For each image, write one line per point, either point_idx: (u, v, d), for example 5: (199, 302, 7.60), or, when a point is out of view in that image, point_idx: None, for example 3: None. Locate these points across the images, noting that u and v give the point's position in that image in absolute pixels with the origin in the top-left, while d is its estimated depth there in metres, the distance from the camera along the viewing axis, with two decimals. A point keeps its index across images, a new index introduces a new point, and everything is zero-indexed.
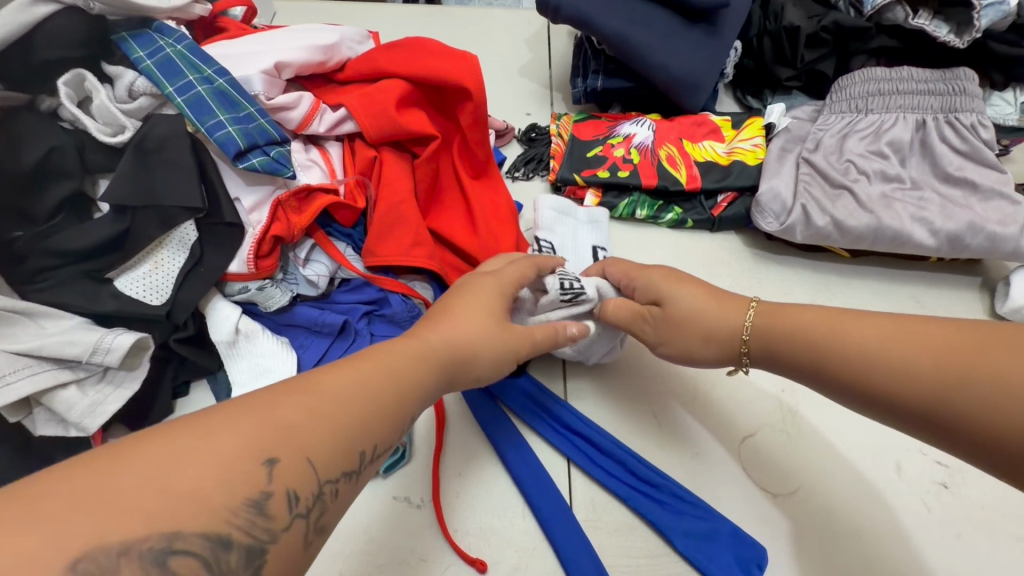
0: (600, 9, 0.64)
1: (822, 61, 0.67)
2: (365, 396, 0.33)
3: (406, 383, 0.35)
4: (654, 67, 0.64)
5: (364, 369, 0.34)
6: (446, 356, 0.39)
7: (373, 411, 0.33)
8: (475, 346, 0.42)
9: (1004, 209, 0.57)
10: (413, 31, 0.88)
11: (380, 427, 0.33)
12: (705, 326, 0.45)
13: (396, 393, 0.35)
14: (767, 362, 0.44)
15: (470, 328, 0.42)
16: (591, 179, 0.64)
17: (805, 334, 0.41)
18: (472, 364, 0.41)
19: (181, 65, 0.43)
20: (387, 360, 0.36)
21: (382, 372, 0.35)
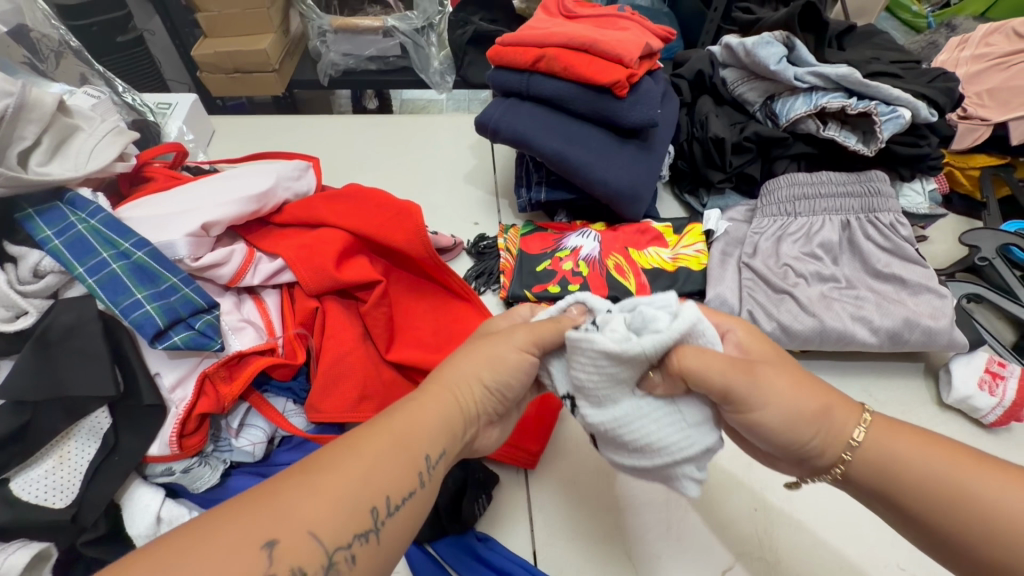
0: (537, 131, 0.66)
1: (749, 165, 0.71)
2: (374, 461, 0.33)
3: (409, 437, 0.36)
4: (594, 181, 0.66)
5: (369, 432, 0.35)
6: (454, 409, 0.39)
7: (383, 467, 0.33)
8: (470, 382, 0.41)
9: (933, 302, 0.60)
10: (357, 142, 0.89)
11: (392, 483, 0.33)
12: (795, 405, 0.39)
13: (404, 452, 0.35)
14: (865, 483, 0.39)
15: (474, 368, 0.41)
16: (542, 294, 0.64)
17: (910, 472, 0.37)
18: (471, 401, 0.41)
19: (94, 242, 0.41)
20: (390, 418, 0.36)
21: (391, 435, 0.35)
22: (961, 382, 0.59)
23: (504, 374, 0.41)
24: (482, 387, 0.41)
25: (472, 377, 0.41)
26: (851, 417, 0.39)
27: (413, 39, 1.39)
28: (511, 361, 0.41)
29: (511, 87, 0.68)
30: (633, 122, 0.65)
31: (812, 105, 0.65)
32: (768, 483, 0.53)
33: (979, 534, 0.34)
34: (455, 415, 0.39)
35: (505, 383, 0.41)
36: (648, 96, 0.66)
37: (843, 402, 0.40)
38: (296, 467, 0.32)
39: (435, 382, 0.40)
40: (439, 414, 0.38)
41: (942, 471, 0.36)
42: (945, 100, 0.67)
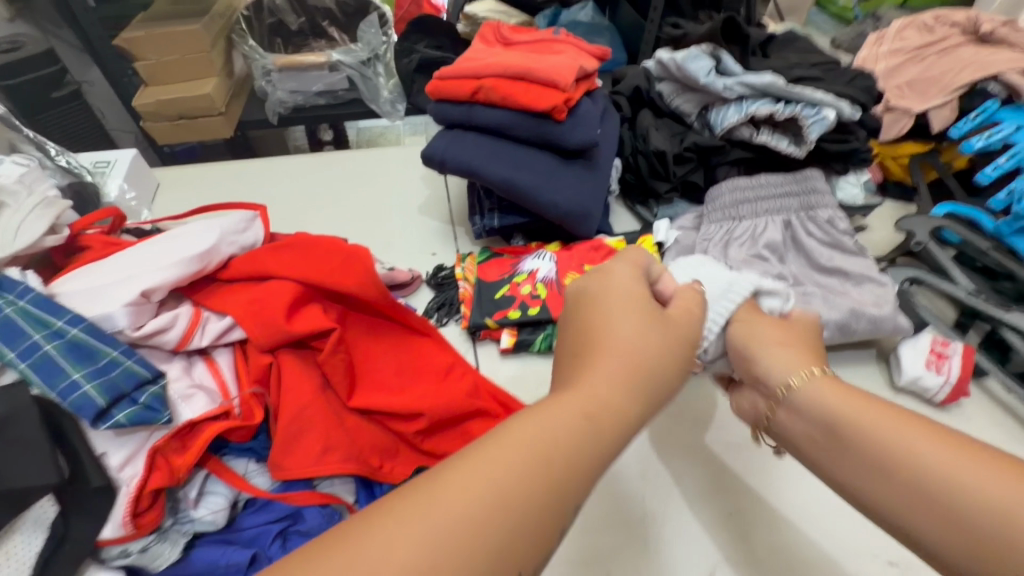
0: (484, 160, 0.67)
1: (692, 173, 0.73)
2: (525, 483, 0.31)
3: (567, 445, 0.33)
4: (544, 204, 0.67)
5: (522, 440, 0.33)
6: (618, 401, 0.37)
7: (550, 489, 0.31)
8: (633, 367, 0.38)
9: (876, 291, 0.63)
10: (308, 182, 0.88)
11: (548, 506, 0.31)
12: (770, 351, 0.49)
13: (562, 465, 0.33)
14: (796, 419, 0.45)
15: (634, 339, 0.40)
16: (504, 321, 0.65)
17: (828, 407, 0.43)
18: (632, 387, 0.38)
19: (24, 324, 0.40)
20: (532, 421, 0.34)
21: (542, 442, 0.33)
22: (907, 362, 0.62)
23: (647, 335, 0.40)
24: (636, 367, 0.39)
25: (624, 365, 0.38)
26: (796, 366, 0.47)
27: (360, 71, 1.41)
28: (660, 360, 0.40)
29: (454, 118, 0.69)
30: (575, 143, 0.66)
31: (743, 113, 0.67)
32: (741, 484, 0.54)
33: (872, 446, 0.39)
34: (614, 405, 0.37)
35: (657, 378, 0.39)
36: (588, 117, 0.67)
37: (801, 360, 0.48)
38: (428, 484, 0.30)
39: (588, 385, 0.37)
40: (591, 414, 0.35)
41: (850, 404, 0.42)
42: (865, 98, 0.71)
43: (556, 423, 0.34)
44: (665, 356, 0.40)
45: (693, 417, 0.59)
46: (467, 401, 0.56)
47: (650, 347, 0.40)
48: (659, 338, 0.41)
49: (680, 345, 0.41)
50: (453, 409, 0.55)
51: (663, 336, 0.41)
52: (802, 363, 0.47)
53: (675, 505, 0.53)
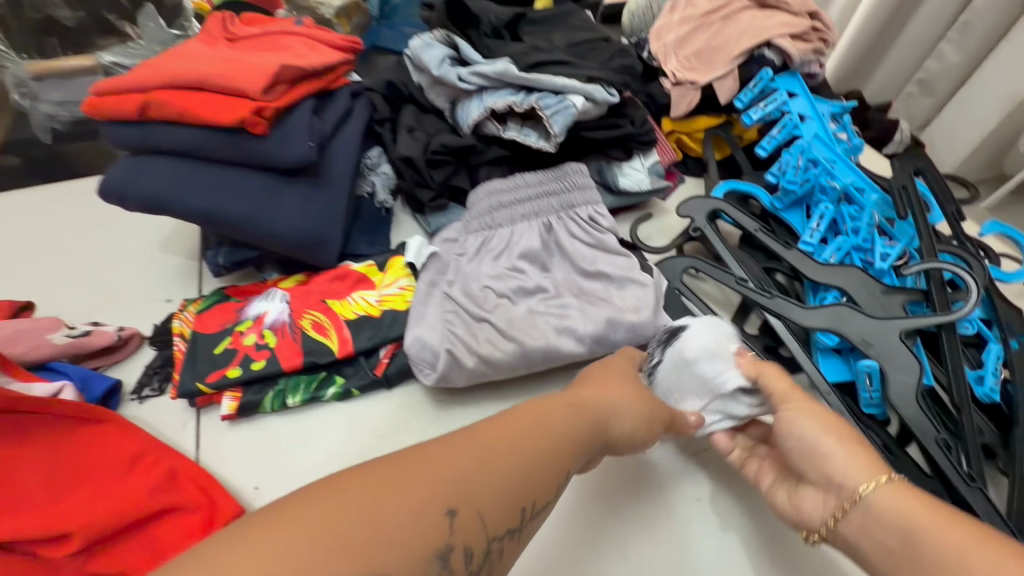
0: (174, 190, 0.55)
1: (453, 177, 0.65)
2: (517, 457, 0.35)
3: (554, 438, 0.37)
4: (263, 236, 0.57)
5: (527, 414, 0.38)
6: (594, 420, 0.41)
7: (531, 473, 0.35)
8: (605, 415, 0.43)
9: (636, 293, 0.58)
10: (18, 226, 0.71)
11: (530, 492, 0.35)
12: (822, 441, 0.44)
13: (548, 452, 0.37)
14: (863, 536, 0.41)
15: (606, 391, 0.45)
16: (220, 382, 0.54)
17: (903, 524, 0.39)
18: (606, 421, 0.42)
19: None
20: (541, 412, 0.39)
21: (535, 425, 0.37)
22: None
23: (631, 391, 0.46)
24: (609, 413, 0.43)
25: (600, 400, 0.43)
26: (863, 471, 0.42)
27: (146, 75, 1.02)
28: (626, 413, 0.44)
29: (131, 142, 0.56)
30: (284, 162, 0.56)
31: (483, 108, 0.59)
32: None
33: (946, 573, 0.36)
34: (584, 429, 0.40)
35: (613, 423, 0.43)
36: (299, 126, 0.57)
37: (869, 458, 0.43)
38: (342, 476, 0.30)
39: (581, 395, 0.43)
40: (575, 415, 0.40)
41: (923, 521, 0.38)
42: (619, 78, 0.66)
43: (554, 419, 0.39)
44: (646, 411, 0.45)
45: None
46: (147, 501, 0.46)
47: (634, 410, 0.45)
48: (636, 395, 0.46)
49: (660, 411, 0.47)
50: (120, 518, 0.45)
51: (646, 399, 0.46)
52: (873, 467, 0.42)
53: None
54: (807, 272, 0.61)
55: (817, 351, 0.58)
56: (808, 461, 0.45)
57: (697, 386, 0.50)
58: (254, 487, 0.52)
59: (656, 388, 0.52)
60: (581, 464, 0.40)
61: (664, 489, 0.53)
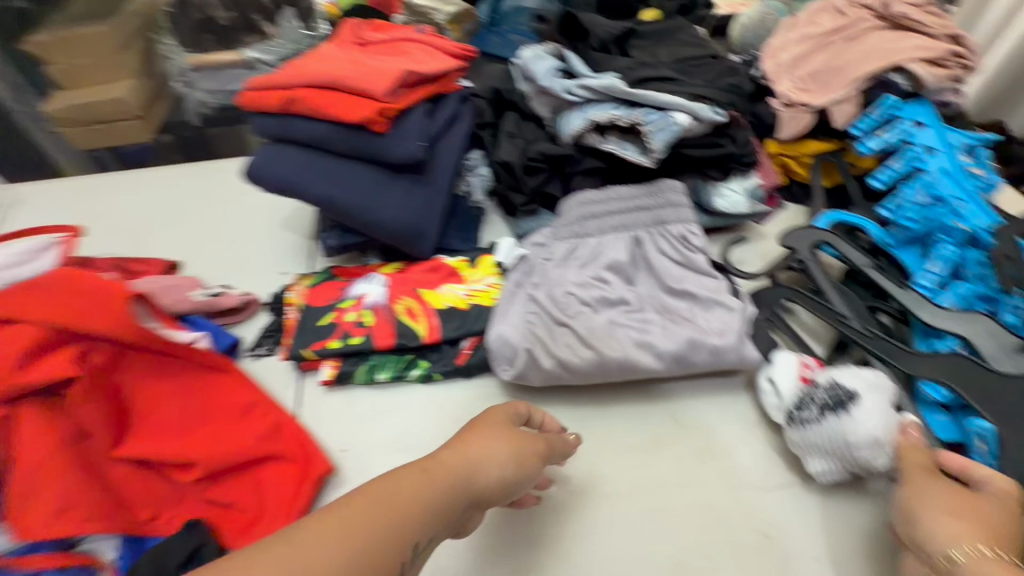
0: (304, 177, 0.62)
1: (547, 184, 0.68)
2: (368, 529, 0.33)
3: (416, 500, 0.36)
4: (371, 224, 0.63)
5: (379, 490, 0.35)
6: (465, 473, 0.40)
7: (384, 542, 0.33)
8: (476, 466, 0.41)
9: (722, 317, 0.57)
10: (174, 196, 0.83)
11: (387, 558, 0.33)
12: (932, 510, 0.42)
13: (406, 517, 0.35)
14: None
15: (471, 446, 0.43)
16: (322, 352, 0.60)
17: None
18: (479, 471, 0.41)
19: None
20: (395, 481, 0.37)
21: (390, 494, 0.35)
22: (786, 394, 0.55)
23: (489, 440, 0.44)
24: (483, 464, 0.42)
25: (461, 456, 0.41)
26: (963, 538, 0.40)
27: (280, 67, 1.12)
28: (495, 460, 0.43)
29: (272, 132, 0.63)
30: (399, 159, 0.61)
31: (584, 119, 0.61)
32: (541, 539, 0.52)
33: None
34: (451, 488, 0.38)
35: (483, 473, 0.41)
36: (414, 127, 0.62)
37: (979, 532, 0.40)
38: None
39: (439, 455, 0.41)
40: (440, 472, 0.39)
41: None
42: (727, 97, 0.65)
43: (401, 491, 0.36)
44: (501, 465, 0.43)
45: None
46: (258, 446, 0.53)
47: (500, 457, 0.43)
48: (500, 444, 0.44)
49: (501, 484, 0.43)
50: (235, 456, 0.52)
51: (505, 451, 0.44)
52: (974, 538, 0.40)
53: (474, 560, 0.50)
54: (920, 315, 0.57)
55: (921, 404, 0.54)
56: (912, 528, 0.43)
57: (837, 450, 0.50)
58: (342, 450, 0.57)
59: (790, 430, 0.53)
60: (449, 524, 0.38)
61: (729, 516, 0.53)
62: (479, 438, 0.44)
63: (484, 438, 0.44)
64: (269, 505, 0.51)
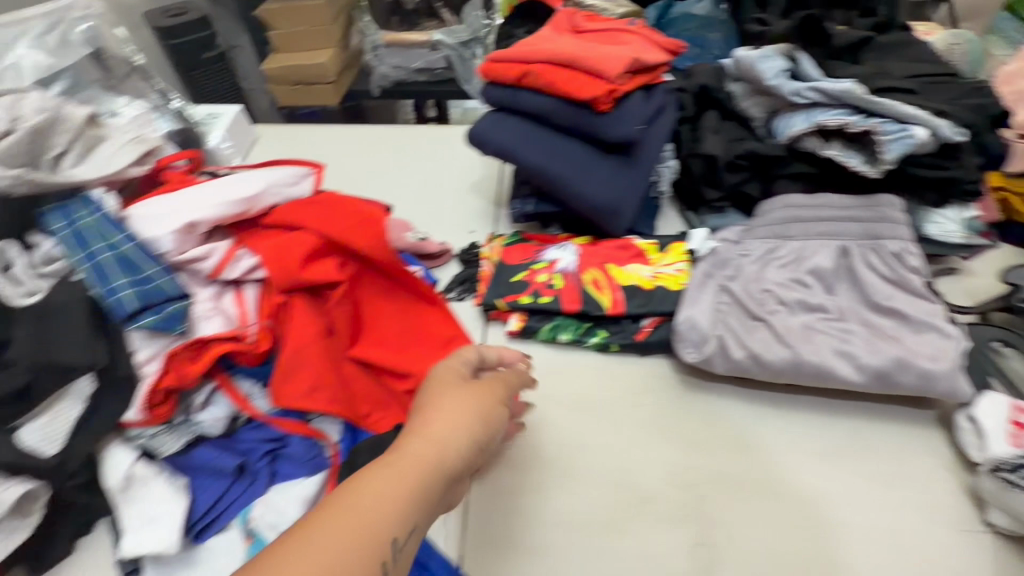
0: (522, 145, 0.68)
1: (746, 183, 0.68)
2: (342, 543, 0.34)
3: (381, 501, 0.37)
4: (573, 197, 0.67)
5: (333, 507, 0.36)
6: (427, 459, 0.40)
7: (363, 546, 0.35)
8: (443, 448, 0.41)
9: (937, 343, 0.54)
10: (379, 151, 0.95)
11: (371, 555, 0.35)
12: None
13: (382, 520, 0.36)
14: None
15: (434, 428, 0.42)
16: (514, 305, 0.65)
17: None
18: (445, 453, 0.41)
19: (91, 236, 0.49)
20: (350, 492, 0.37)
21: (355, 504, 0.36)
22: (992, 439, 0.51)
23: (451, 416, 0.44)
24: (438, 446, 0.41)
25: (424, 445, 0.41)
26: None
27: (458, 52, 1.47)
28: (450, 435, 0.42)
29: (499, 101, 0.70)
30: (615, 137, 0.65)
31: (811, 122, 0.61)
32: (716, 518, 0.52)
33: None
34: (416, 485, 0.39)
35: (449, 454, 0.41)
36: (635, 110, 0.65)
37: None
38: None
39: (404, 449, 0.41)
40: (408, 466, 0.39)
41: None
42: (970, 117, 0.62)
43: (368, 493, 0.37)
44: (469, 434, 0.43)
45: (685, 437, 0.57)
46: None
47: (461, 429, 0.43)
48: (456, 420, 0.43)
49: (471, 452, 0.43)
50: None
51: (465, 411, 0.44)
52: None
53: (643, 519, 0.52)
54: None
55: None
56: None
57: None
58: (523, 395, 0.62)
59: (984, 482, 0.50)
60: (433, 506, 0.40)
61: (922, 549, 0.50)
62: (423, 408, 0.44)
63: (450, 401, 0.45)
64: None
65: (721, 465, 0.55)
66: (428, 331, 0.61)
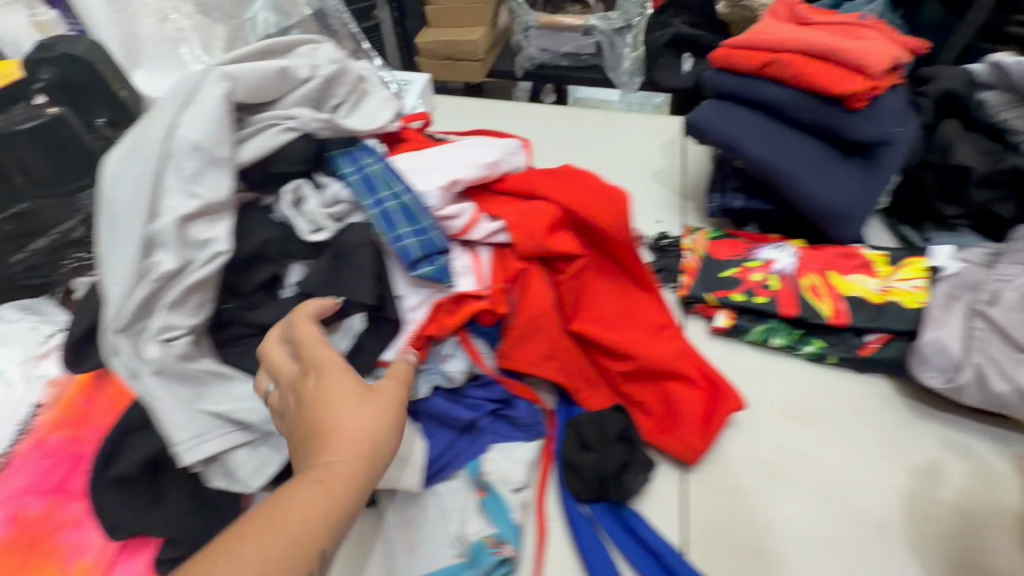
0: (749, 137, 0.65)
1: (997, 202, 0.64)
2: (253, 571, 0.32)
3: (309, 526, 0.35)
4: (799, 196, 0.63)
5: (263, 531, 0.34)
6: (357, 473, 0.37)
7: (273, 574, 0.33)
8: (366, 452, 0.38)
9: None
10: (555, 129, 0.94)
11: None
12: None
13: (301, 545, 0.34)
14: None
15: (351, 430, 0.38)
16: (725, 301, 0.63)
17: None
18: (362, 465, 0.38)
19: (377, 182, 0.51)
20: (285, 514, 0.35)
21: (266, 526, 0.34)
22: None
23: (358, 416, 0.39)
24: (351, 452, 0.38)
25: (348, 453, 0.38)
26: None
27: (610, 39, 1.42)
28: (364, 436, 0.39)
29: (728, 88, 0.67)
30: (862, 138, 0.61)
31: None
32: (962, 558, 0.48)
33: None
34: (311, 501, 0.35)
35: (368, 463, 0.38)
36: (888, 112, 0.61)
37: None
38: None
39: (327, 459, 0.37)
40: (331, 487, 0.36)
41: None
42: None
43: (293, 513, 0.35)
44: (373, 433, 0.39)
45: (918, 466, 0.54)
46: (674, 362, 0.57)
47: (364, 429, 0.39)
48: (372, 422, 0.39)
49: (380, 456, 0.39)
50: (657, 364, 0.57)
51: (370, 409, 0.40)
52: None
53: (879, 541, 0.50)
54: None
55: None
56: None
57: None
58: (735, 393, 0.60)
59: None
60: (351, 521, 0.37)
61: None
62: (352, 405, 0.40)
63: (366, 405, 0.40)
64: (681, 419, 0.55)
65: (964, 502, 0.51)
66: (642, 315, 0.60)
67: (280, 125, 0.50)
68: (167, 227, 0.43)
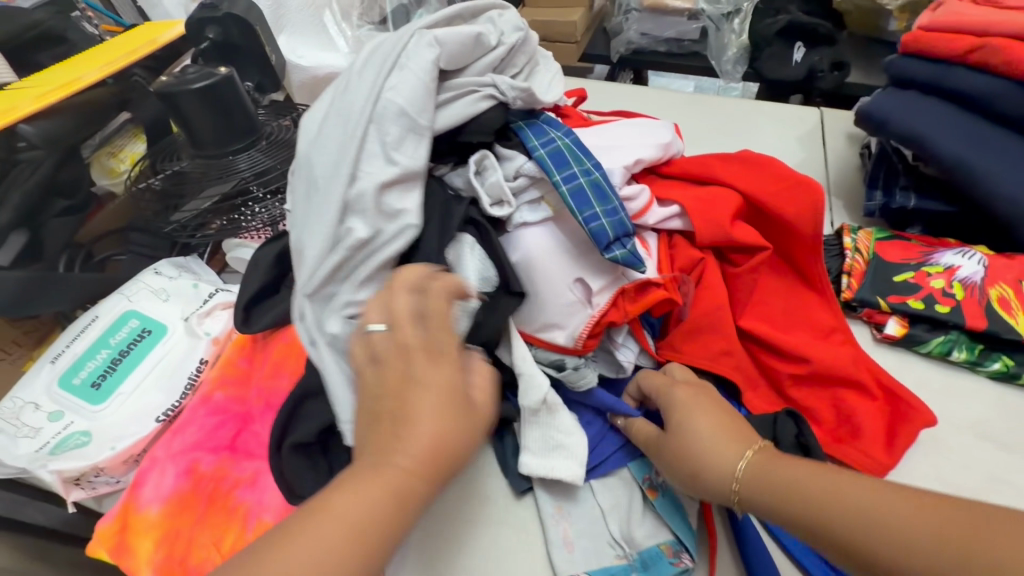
0: (937, 130, 0.59)
1: None
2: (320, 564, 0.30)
3: (382, 523, 0.31)
4: (993, 197, 0.57)
5: (325, 515, 0.31)
6: (436, 468, 0.33)
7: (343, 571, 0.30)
8: (443, 448, 0.34)
9: None
10: (680, 116, 0.89)
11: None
12: None
13: (368, 542, 0.31)
14: None
15: (428, 417, 0.34)
16: (899, 307, 0.58)
17: None
18: (444, 459, 0.34)
19: (567, 156, 0.49)
20: (335, 497, 0.32)
21: (339, 517, 0.31)
22: None
23: (444, 407, 0.34)
24: (437, 443, 0.34)
25: (426, 444, 0.33)
26: None
27: (717, 24, 1.33)
28: (452, 428, 0.34)
29: (918, 76, 0.62)
30: None
31: None
32: None
33: None
34: (391, 496, 0.32)
35: (449, 457, 0.34)
36: None
37: None
38: None
39: (401, 445, 0.33)
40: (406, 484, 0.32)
41: None
42: None
43: (368, 505, 0.31)
44: (457, 422, 0.35)
45: None
46: (854, 370, 0.52)
47: (455, 427, 0.35)
48: (458, 414, 0.35)
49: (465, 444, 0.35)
50: (835, 370, 0.52)
51: (451, 405, 0.35)
52: None
53: None
54: None
55: None
56: None
57: None
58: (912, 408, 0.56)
59: None
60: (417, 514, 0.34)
61: None
62: (440, 389, 0.35)
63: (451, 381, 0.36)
64: (865, 429, 0.51)
65: None
66: (815, 315, 0.55)
67: (480, 93, 0.50)
68: (368, 193, 0.43)
